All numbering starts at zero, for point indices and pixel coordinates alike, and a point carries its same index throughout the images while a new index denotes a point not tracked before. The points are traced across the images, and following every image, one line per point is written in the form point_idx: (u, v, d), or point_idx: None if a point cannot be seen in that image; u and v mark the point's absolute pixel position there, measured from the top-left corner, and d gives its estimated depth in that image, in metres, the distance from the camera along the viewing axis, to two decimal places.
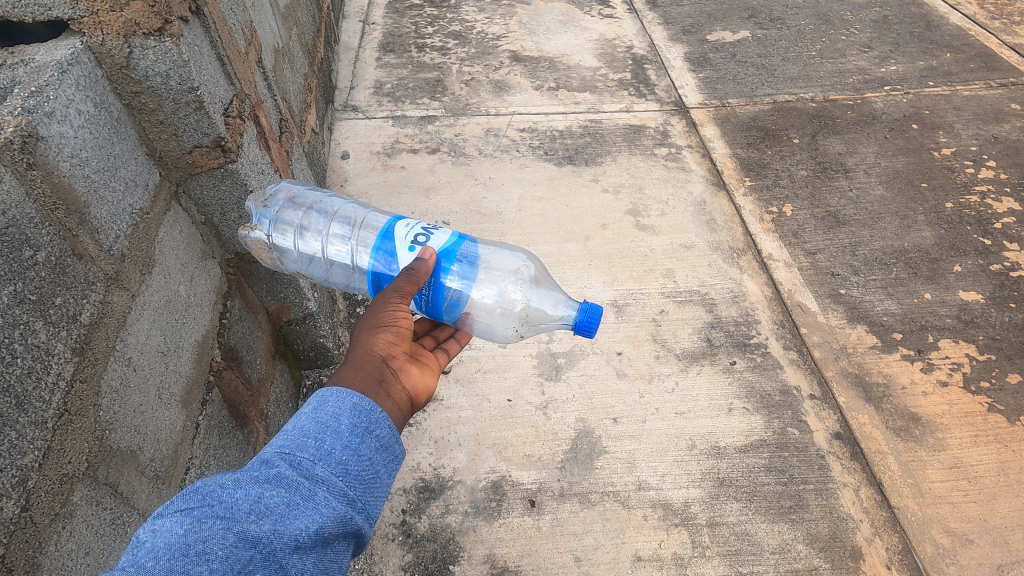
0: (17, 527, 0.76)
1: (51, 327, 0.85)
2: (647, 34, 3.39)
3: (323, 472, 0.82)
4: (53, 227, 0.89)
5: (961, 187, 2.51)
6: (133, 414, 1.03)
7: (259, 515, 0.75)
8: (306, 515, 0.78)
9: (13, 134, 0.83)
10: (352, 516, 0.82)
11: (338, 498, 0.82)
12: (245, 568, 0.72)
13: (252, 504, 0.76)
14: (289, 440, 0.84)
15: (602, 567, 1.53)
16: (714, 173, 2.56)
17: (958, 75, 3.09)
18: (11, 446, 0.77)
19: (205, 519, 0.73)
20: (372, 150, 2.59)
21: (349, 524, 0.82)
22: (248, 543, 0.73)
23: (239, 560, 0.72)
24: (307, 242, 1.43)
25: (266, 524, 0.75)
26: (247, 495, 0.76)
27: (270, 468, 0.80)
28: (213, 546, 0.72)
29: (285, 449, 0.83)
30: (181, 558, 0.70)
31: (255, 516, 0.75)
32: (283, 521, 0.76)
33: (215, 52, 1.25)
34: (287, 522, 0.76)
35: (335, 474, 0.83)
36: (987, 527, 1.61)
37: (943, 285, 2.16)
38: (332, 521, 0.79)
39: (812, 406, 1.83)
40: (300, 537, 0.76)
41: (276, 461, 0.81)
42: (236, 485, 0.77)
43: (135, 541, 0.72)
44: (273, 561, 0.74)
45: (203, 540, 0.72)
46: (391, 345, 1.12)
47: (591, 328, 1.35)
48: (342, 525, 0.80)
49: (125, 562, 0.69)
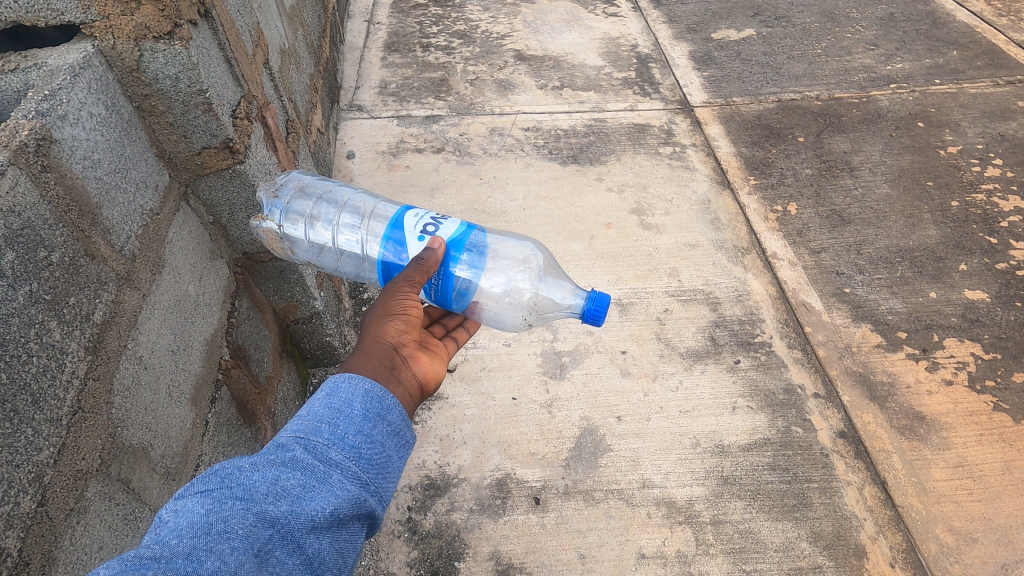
0: (33, 522, 0.77)
1: (66, 326, 0.87)
2: (651, 33, 3.39)
3: (337, 456, 0.83)
4: (67, 228, 0.91)
5: (967, 185, 2.51)
6: (145, 412, 1.05)
7: (276, 497, 0.77)
8: (321, 496, 0.80)
9: (27, 137, 0.85)
10: (365, 498, 0.84)
11: (351, 480, 0.83)
12: (264, 547, 0.74)
13: (269, 486, 0.77)
14: (304, 425, 0.86)
15: (606, 564, 1.54)
16: (719, 172, 2.56)
17: (965, 73, 3.08)
18: (28, 443, 0.78)
19: (225, 500, 0.75)
20: (377, 150, 2.60)
21: (363, 506, 0.83)
22: (267, 523, 0.75)
23: (258, 539, 0.74)
24: (318, 232, 1.46)
25: (283, 505, 0.77)
26: (264, 477, 0.78)
27: (285, 451, 0.82)
28: (234, 525, 0.73)
29: (300, 433, 0.85)
30: (202, 537, 0.71)
31: (272, 498, 0.77)
32: (300, 503, 0.78)
33: (224, 54, 1.26)
34: (303, 504, 0.78)
35: (348, 458, 0.84)
36: (991, 526, 1.62)
37: (948, 284, 2.16)
38: (346, 503, 0.81)
39: (816, 405, 1.83)
40: (317, 518, 0.78)
41: (291, 445, 0.83)
42: (253, 468, 0.79)
43: (157, 521, 0.73)
44: (291, 541, 0.76)
45: (224, 519, 0.73)
46: (401, 333, 1.13)
47: (599, 316, 1.36)
48: (356, 507, 0.82)
49: (148, 541, 0.70)
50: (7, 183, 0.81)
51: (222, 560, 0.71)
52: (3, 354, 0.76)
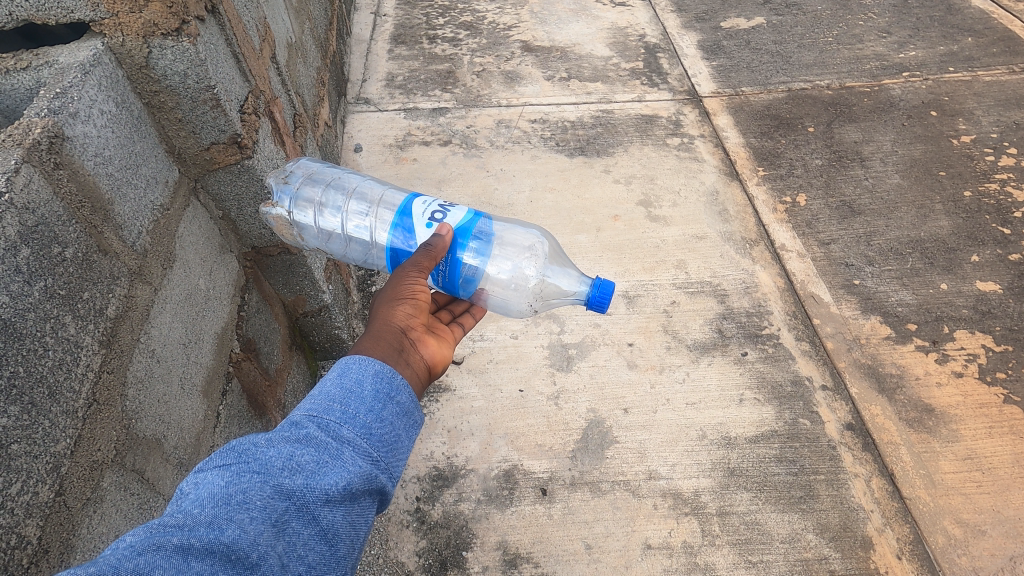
0: (52, 511, 0.80)
1: (79, 320, 0.89)
2: (659, 22, 3.35)
3: (349, 434, 0.85)
4: (80, 225, 0.92)
5: (980, 175, 2.47)
6: (157, 403, 1.07)
7: (291, 471, 0.79)
8: (334, 471, 0.81)
9: (40, 135, 0.87)
10: (376, 474, 0.85)
11: (363, 457, 0.85)
12: (281, 519, 0.76)
13: (284, 462, 0.79)
14: (316, 404, 0.87)
15: (612, 555, 1.56)
16: (727, 163, 2.54)
17: (980, 60, 3.03)
18: (46, 434, 0.80)
19: (244, 473, 0.77)
20: (384, 143, 2.61)
21: (374, 482, 0.85)
22: (283, 495, 0.77)
23: (275, 510, 0.76)
24: (326, 218, 1.47)
25: (299, 479, 0.78)
26: (280, 453, 0.80)
27: (299, 429, 0.83)
28: (252, 496, 0.75)
29: (313, 412, 0.86)
30: (223, 506, 0.73)
31: (288, 472, 0.78)
32: (314, 477, 0.80)
33: (231, 49, 1.27)
34: (317, 478, 0.80)
35: (360, 436, 0.86)
36: (1000, 519, 1.61)
37: (959, 275, 2.14)
38: (358, 478, 0.83)
39: (824, 397, 1.83)
40: (330, 491, 0.80)
41: (304, 423, 0.84)
42: (269, 444, 0.80)
43: (179, 493, 0.75)
44: (306, 512, 0.78)
45: (242, 491, 0.75)
46: (410, 316, 1.14)
47: (604, 303, 1.37)
48: (368, 482, 0.84)
49: (171, 510, 0.73)
50: (21, 181, 0.82)
51: (242, 529, 0.73)
52: (20, 348, 0.78)
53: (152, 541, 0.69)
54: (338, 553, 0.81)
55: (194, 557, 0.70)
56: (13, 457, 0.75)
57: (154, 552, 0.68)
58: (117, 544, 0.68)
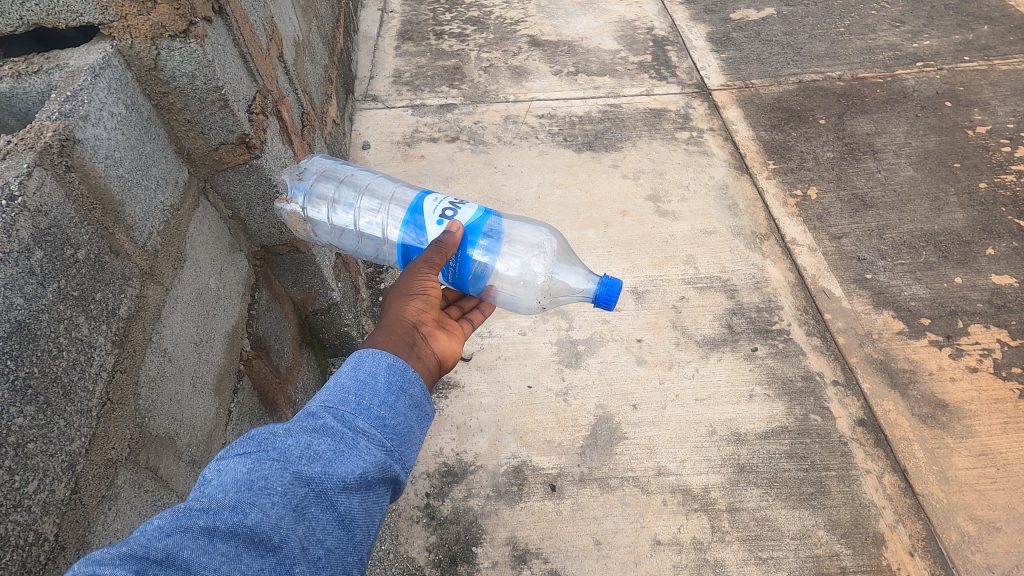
0: (68, 509, 0.81)
1: (93, 321, 0.90)
2: (668, 15, 3.32)
3: (364, 424, 0.86)
4: (92, 227, 0.93)
5: (996, 166, 2.43)
6: (171, 401, 1.08)
7: (310, 459, 0.79)
8: (350, 460, 0.82)
9: (51, 138, 0.88)
10: (391, 464, 0.86)
11: (377, 447, 0.85)
12: (300, 505, 0.76)
13: (303, 450, 0.80)
14: (332, 395, 0.88)
15: (622, 551, 1.56)
16: (737, 156, 2.52)
17: (996, 49, 2.97)
18: (61, 432, 0.81)
19: (264, 460, 0.78)
20: (393, 140, 2.61)
21: (389, 471, 0.85)
22: (302, 482, 0.77)
23: (296, 496, 0.77)
24: (339, 215, 1.48)
25: (316, 467, 0.79)
26: (298, 441, 0.80)
27: (315, 419, 0.84)
28: (273, 482, 0.76)
29: (329, 402, 0.87)
30: (246, 491, 0.74)
31: (306, 460, 0.79)
32: (331, 465, 0.80)
33: (238, 49, 1.28)
34: (334, 466, 0.80)
35: (374, 427, 0.86)
36: (1016, 515, 1.59)
37: (975, 269, 2.11)
38: (374, 467, 0.83)
39: (835, 392, 1.82)
40: (347, 479, 0.80)
41: (321, 413, 0.85)
42: (287, 433, 0.81)
43: (203, 479, 0.77)
44: (324, 498, 0.78)
45: (264, 477, 0.76)
46: (421, 312, 1.14)
47: (611, 300, 1.36)
48: (382, 470, 0.84)
49: (195, 495, 0.74)
50: (34, 184, 0.83)
51: (264, 513, 0.74)
52: (34, 348, 0.79)
53: (180, 523, 0.70)
54: (355, 538, 0.81)
55: (219, 539, 0.71)
56: (29, 456, 0.76)
57: (181, 533, 0.70)
58: (146, 526, 0.70)
